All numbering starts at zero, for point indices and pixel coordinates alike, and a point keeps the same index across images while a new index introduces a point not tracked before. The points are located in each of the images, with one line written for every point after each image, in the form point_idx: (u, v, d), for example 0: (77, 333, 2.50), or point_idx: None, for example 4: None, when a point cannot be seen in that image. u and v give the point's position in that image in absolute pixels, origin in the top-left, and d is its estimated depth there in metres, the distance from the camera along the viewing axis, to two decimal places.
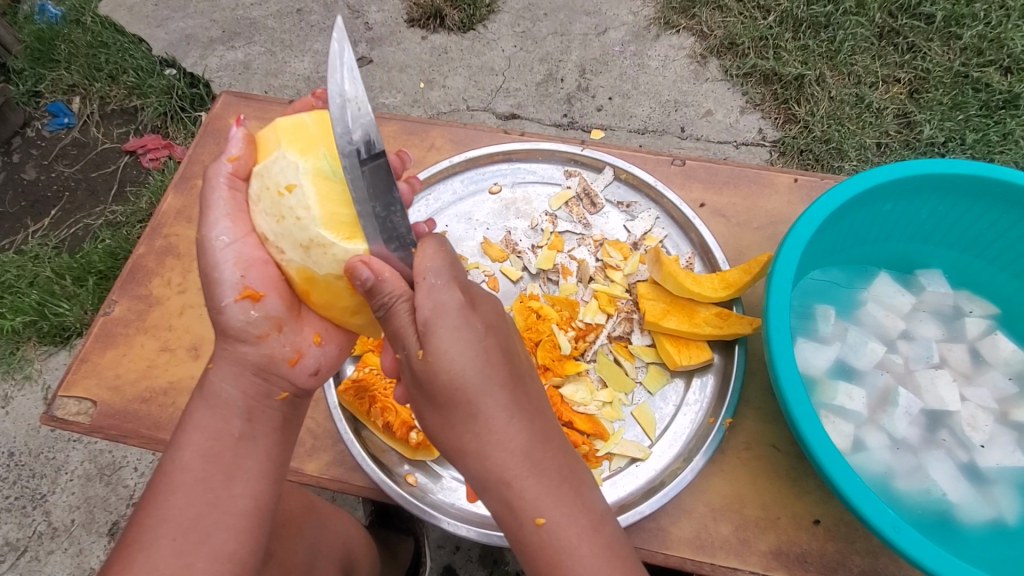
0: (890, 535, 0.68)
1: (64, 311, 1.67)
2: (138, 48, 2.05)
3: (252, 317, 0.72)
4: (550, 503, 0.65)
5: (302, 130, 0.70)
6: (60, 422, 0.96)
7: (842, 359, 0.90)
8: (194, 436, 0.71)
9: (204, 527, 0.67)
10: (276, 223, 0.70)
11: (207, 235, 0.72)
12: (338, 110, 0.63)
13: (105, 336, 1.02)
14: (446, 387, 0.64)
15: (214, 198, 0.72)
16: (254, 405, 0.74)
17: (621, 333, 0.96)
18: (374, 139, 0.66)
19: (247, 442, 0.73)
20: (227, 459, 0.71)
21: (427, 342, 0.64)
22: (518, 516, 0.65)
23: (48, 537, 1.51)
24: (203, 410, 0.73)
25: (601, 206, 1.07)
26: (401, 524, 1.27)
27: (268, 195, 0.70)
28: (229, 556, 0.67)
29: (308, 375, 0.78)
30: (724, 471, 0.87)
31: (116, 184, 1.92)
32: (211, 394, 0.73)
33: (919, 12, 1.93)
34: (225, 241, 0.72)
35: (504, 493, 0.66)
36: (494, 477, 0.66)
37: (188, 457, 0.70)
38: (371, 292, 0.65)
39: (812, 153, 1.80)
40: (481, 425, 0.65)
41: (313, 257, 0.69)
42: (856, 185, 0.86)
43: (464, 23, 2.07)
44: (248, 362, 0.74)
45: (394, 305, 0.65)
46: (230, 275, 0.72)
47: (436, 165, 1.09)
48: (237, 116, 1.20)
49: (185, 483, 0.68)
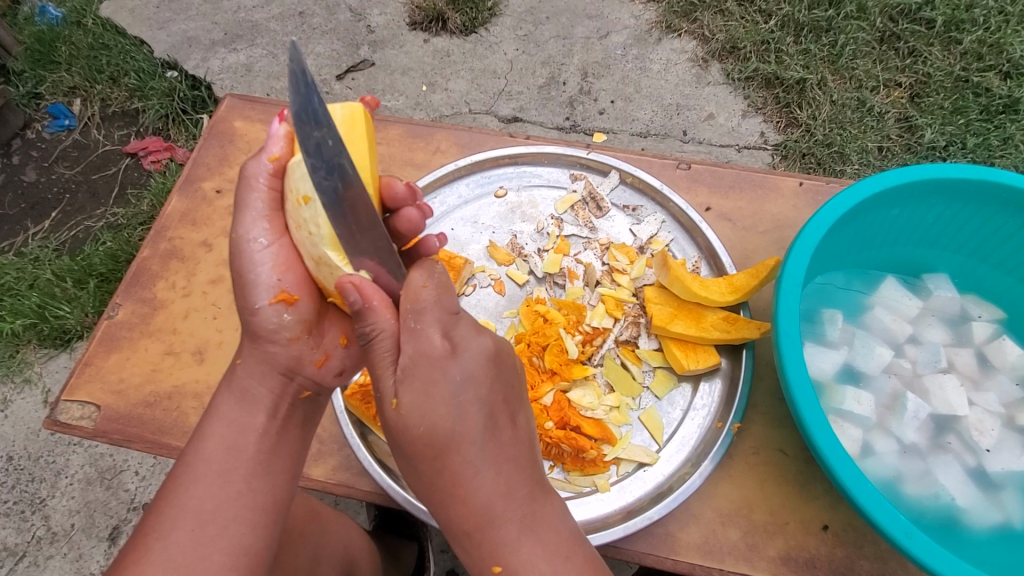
0: (901, 541, 0.68)
1: (64, 314, 1.66)
2: (139, 50, 2.04)
3: (286, 321, 0.72)
4: (511, 552, 0.64)
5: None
6: (63, 426, 0.95)
7: (850, 364, 0.89)
8: (219, 427, 0.72)
9: (222, 521, 0.67)
10: (295, 228, 0.69)
11: (243, 235, 0.71)
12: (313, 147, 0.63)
13: (108, 340, 1.01)
14: (411, 441, 0.63)
15: (249, 197, 0.71)
16: (280, 402, 0.74)
17: (628, 337, 0.96)
18: (349, 172, 0.65)
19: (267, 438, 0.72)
20: (250, 454, 0.71)
21: (401, 392, 0.63)
22: (478, 561, 0.66)
23: (47, 542, 1.50)
24: (229, 402, 0.73)
25: (607, 210, 1.07)
26: (404, 528, 1.27)
27: (290, 197, 0.69)
28: (246, 549, 0.67)
29: (332, 376, 0.78)
30: (733, 476, 0.87)
31: (116, 187, 1.91)
32: (236, 387, 0.73)
33: (919, 17, 1.93)
34: (263, 244, 0.71)
35: (465, 542, 0.66)
36: (455, 525, 0.66)
37: (214, 449, 0.70)
38: (358, 316, 0.64)
39: (814, 157, 1.81)
40: (445, 473, 0.64)
41: (323, 272, 0.70)
42: (863, 189, 0.86)
43: (465, 26, 2.08)
44: (274, 361, 0.73)
45: (376, 340, 0.65)
46: (266, 277, 0.71)
47: (441, 169, 1.08)
48: (241, 119, 1.20)
49: (208, 472, 0.69)
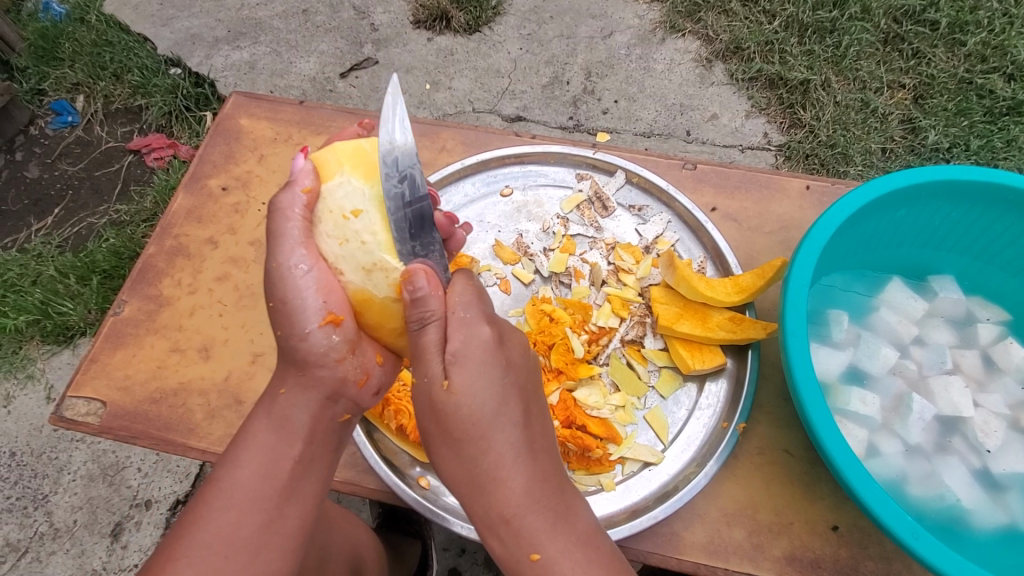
0: (908, 542, 0.68)
1: (67, 311, 1.67)
2: (143, 47, 2.05)
3: (335, 341, 0.73)
4: (547, 540, 0.65)
5: (362, 156, 0.74)
6: (69, 423, 0.95)
7: (855, 365, 0.89)
8: (256, 455, 0.71)
9: (254, 548, 0.67)
10: (338, 245, 0.72)
11: (285, 262, 0.71)
12: (387, 155, 0.70)
13: (114, 336, 1.01)
14: (461, 422, 0.66)
15: (284, 227, 0.71)
16: (320, 426, 0.74)
17: (634, 336, 0.96)
18: (418, 182, 0.71)
19: (302, 463, 0.73)
20: (284, 480, 0.71)
21: (452, 373, 0.67)
22: (514, 553, 0.66)
23: (49, 538, 1.50)
24: (268, 430, 0.73)
25: (612, 209, 1.07)
26: (407, 527, 1.27)
27: (330, 218, 0.72)
28: (274, 574, 0.68)
29: (371, 395, 0.79)
30: (737, 476, 0.87)
31: (120, 184, 1.92)
32: (275, 411, 0.73)
33: (923, 18, 1.93)
34: (305, 269, 0.71)
35: (503, 532, 0.66)
36: (494, 513, 0.67)
37: (248, 478, 0.70)
38: (414, 304, 0.69)
39: (818, 157, 1.81)
40: (485, 460, 0.66)
41: (375, 280, 0.72)
42: (871, 190, 0.86)
43: (469, 25, 2.08)
44: (318, 383, 0.74)
45: (426, 327, 0.69)
46: (312, 301, 0.71)
47: (447, 168, 1.09)
48: (247, 117, 1.20)
49: (242, 502, 0.69)
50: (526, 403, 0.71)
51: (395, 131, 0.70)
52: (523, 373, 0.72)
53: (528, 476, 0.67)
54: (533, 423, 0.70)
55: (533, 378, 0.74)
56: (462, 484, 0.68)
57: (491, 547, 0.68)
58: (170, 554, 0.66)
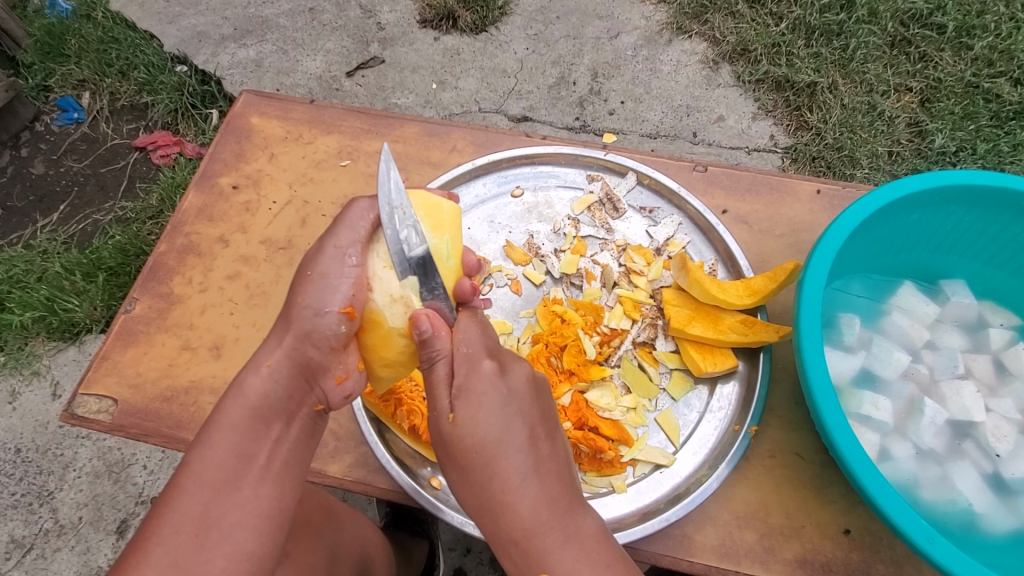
0: (924, 546, 0.68)
1: (73, 307, 1.67)
2: (149, 44, 2.05)
3: (340, 331, 0.73)
4: (555, 559, 0.66)
5: (437, 210, 0.78)
6: (80, 420, 0.95)
7: (867, 368, 0.89)
8: (229, 433, 0.71)
9: (226, 526, 0.67)
10: (383, 264, 0.74)
11: (340, 248, 0.75)
12: (388, 215, 0.70)
13: (126, 334, 1.01)
14: (466, 450, 0.67)
15: (354, 220, 0.76)
16: (295, 406, 0.75)
17: (645, 338, 0.96)
18: (419, 236, 0.73)
19: (280, 444, 0.73)
20: (259, 459, 0.71)
21: (458, 406, 0.68)
22: (526, 571, 0.67)
23: (54, 535, 1.50)
24: (241, 409, 0.73)
25: (623, 211, 1.07)
26: (415, 526, 1.27)
27: (387, 238, 0.75)
28: (248, 556, 0.67)
29: (342, 398, 0.77)
30: (748, 479, 0.87)
31: (126, 181, 1.92)
32: (250, 389, 0.74)
33: (930, 22, 1.93)
34: (353, 262, 0.74)
35: (513, 550, 0.68)
36: (505, 534, 0.68)
37: (221, 456, 0.70)
38: (423, 343, 0.70)
39: (824, 160, 1.81)
40: (494, 482, 0.67)
41: (393, 309, 0.73)
42: (886, 195, 0.86)
43: (476, 25, 2.08)
44: (305, 364, 0.74)
45: (435, 364, 0.70)
46: (344, 289, 0.73)
47: (458, 168, 1.08)
48: (257, 115, 1.20)
49: (215, 482, 0.69)
50: (532, 423, 0.70)
51: (392, 190, 0.71)
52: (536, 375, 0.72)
53: (537, 495, 0.67)
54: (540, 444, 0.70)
55: (541, 400, 0.74)
56: (474, 501, 0.69)
57: (504, 561, 0.69)
58: (145, 531, 0.66)
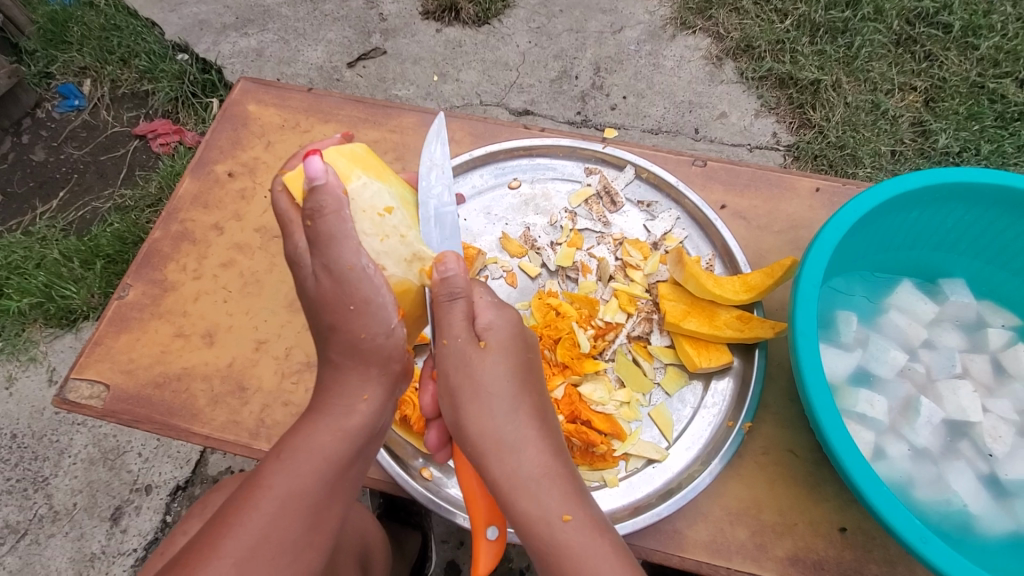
0: (917, 546, 0.67)
1: (70, 294, 1.66)
2: (150, 32, 2.03)
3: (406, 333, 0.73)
4: (575, 503, 0.65)
5: (363, 160, 0.79)
6: (72, 405, 0.95)
7: (863, 367, 0.89)
8: (319, 463, 0.69)
9: (299, 550, 0.67)
10: (378, 241, 0.75)
11: (357, 264, 0.68)
12: (428, 168, 0.81)
13: (119, 320, 1.01)
14: (496, 380, 0.67)
15: (339, 225, 0.68)
16: (378, 431, 0.74)
17: (640, 333, 0.96)
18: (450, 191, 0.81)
19: (357, 470, 0.73)
20: (338, 485, 0.71)
21: (487, 335, 0.70)
22: (542, 516, 0.63)
23: (49, 520, 1.50)
24: (336, 440, 0.70)
25: (621, 204, 1.06)
26: (407, 517, 1.28)
27: (366, 217, 0.75)
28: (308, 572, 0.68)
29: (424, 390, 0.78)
30: (742, 475, 0.87)
31: (125, 168, 1.91)
32: (349, 423, 0.71)
33: (936, 20, 1.92)
34: (374, 267, 0.69)
35: (531, 492, 0.64)
36: (518, 473, 0.65)
37: (309, 482, 0.68)
38: (447, 280, 0.69)
39: (826, 158, 1.80)
40: (517, 418, 0.67)
41: (415, 270, 0.75)
42: (885, 191, 0.85)
43: (479, 17, 2.06)
44: (390, 380, 0.73)
45: (456, 301, 0.69)
46: (389, 296, 0.70)
47: (456, 159, 1.08)
48: (255, 103, 1.19)
49: (298, 508, 0.67)
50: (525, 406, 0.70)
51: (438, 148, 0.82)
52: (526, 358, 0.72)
53: (551, 443, 0.68)
54: (547, 399, 0.72)
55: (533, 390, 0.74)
56: (490, 439, 0.66)
57: (514, 508, 0.64)
58: (216, 551, 0.63)
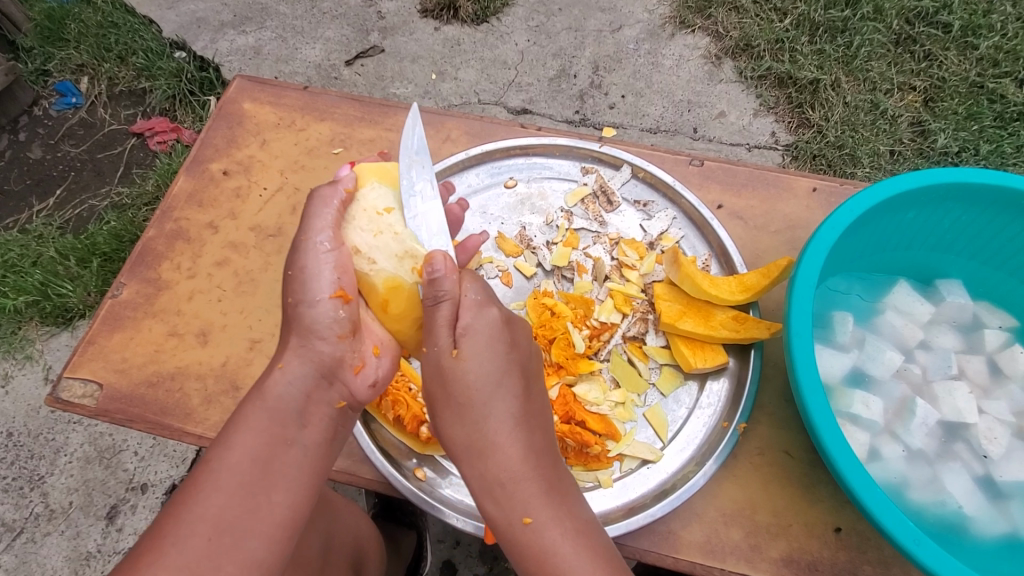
0: (910, 548, 0.67)
1: (66, 292, 1.66)
2: (148, 30, 2.02)
3: (339, 316, 0.73)
4: (539, 506, 0.66)
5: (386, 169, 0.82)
6: (65, 404, 0.95)
7: (859, 367, 0.88)
8: (248, 436, 0.67)
9: (239, 533, 0.62)
10: (371, 236, 0.77)
11: (310, 239, 0.74)
12: (406, 166, 0.80)
13: (112, 319, 1.00)
14: (466, 388, 0.67)
15: (320, 210, 0.76)
16: (311, 408, 0.72)
17: (635, 333, 0.95)
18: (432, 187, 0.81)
19: (297, 449, 0.69)
20: (276, 464, 0.67)
21: (463, 342, 0.68)
22: (506, 517, 0.66)
23: (45, 519, 1.50)
24: (259, 411, 0.69)
25: (617, 204, 1.06)
26: (402, 517, 1.27)
27: (365, 215, 0.78)
28: (260, 565, 0.63)
29: (366, 386, 0.77)
30: (736, 476, 0.87)
31: (122, 166, 1.91)
32: (267, 391, 0.71)
33: (936, 20, 1.91)
34: (327, 248, 0.74)
35: (496, 494, 0.66)
36: (489, 478, 0.67)
37: (235, 457, 0.66)
38: (432, 283, 0.70)
39: (824, 158, 1.79)
40: (486, 424, 0.67)
41: (405, 267, 0.77)
42: (882, 191, 0.85)
43: (477, 15, 2.06)
44: (319, 359, 0.73)
45: (439, 304, 0.69)
46: (327, 275, 0.73)
47: (451, 158, 1.07)
48: (250, 101, 1.18)
49: (231, 487, 0.64)
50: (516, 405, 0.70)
51: (414, 143, 0.81)
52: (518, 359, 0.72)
53: (525, 446, 0.67)
54: (532, 398, 0.72)
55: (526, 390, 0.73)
56: (460, 445, 0.68)
57: (484, 508, 0.68)
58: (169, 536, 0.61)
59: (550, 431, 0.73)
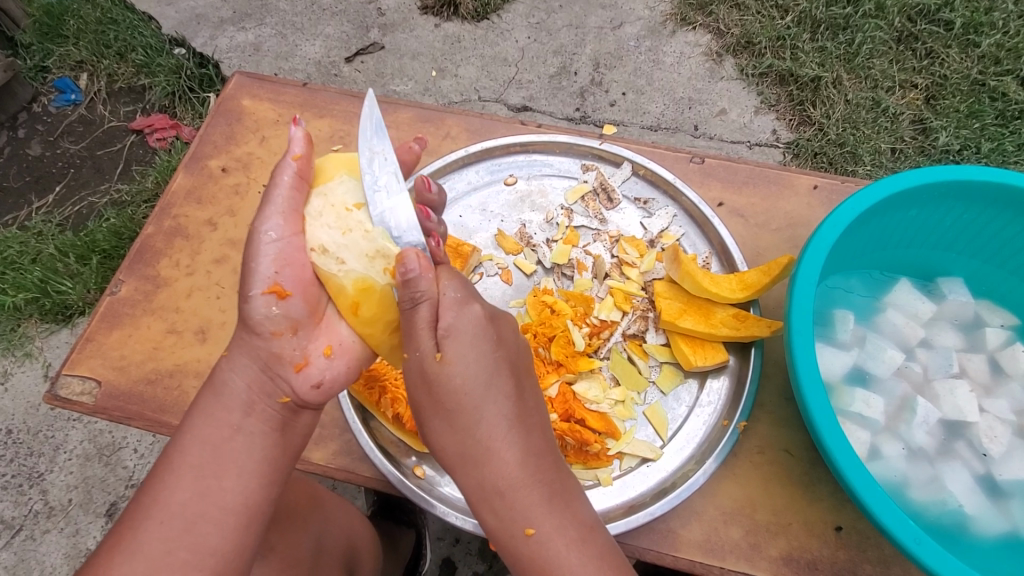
0: (911, 547, 0.67)
1: (65, 290, 1.65)
2: (148, 26, 2.01)
3: (272, 313, 0.73)
4: (540, 514, 0.66)
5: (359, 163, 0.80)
6: (63, 402, 0.95)
7: (860, 366, 0.88)
8: (205, 427, 0.72)
9: (196, 519, 0.66)
10: (340, 235, 0.75)
11: (257, 228, 0.74)
12: (367, 160, 0.76)
13: (111, 316, 1.00)
14: (454, 392, 0.67)
15: (272, 195, 0.76)
16: (255, 399, 0.74)
17: (635, 331, 0.95)
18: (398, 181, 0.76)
19: (242, 437, 0.72)
20: (225, 452, 0.70)
21: (445, 345, 0.67)
22: (508, 529, 0.66)
23: (44, 516, 1.50)
24: (211, 400, 0.74)
25: (618, 201, 1.06)
26: (402, 515, 1.27)
27: (331, 211, 0.76)
28: (214, 549, 0.66)
29: (309, 386, 0.76)
30: (736, 474, 0.86)
31: (122, 163, 1.90)
32: (217, 381, 0.75)
33: (938, 18, 1.90)
34: (271, 237, 0.74)
35: (497, 505, 0.67)
36: (488, 488, 0.67)
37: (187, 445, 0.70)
38: (407, 283, 0.68)
39: (826, 156, 1.79)
40: (480, 431, 0.67)
41: (376, 267, 0.74)
42: (883, 189, 0.84)
43: (477, 12, 2.05)
44: (256, 352, 0.74)
45: (417, 306, 0.68)
46: (265, 269, 0.74)
47: (451, 155, 1.07)
48: (249, 98, 1.18)
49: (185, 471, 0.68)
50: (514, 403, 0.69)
51: (374, 135, 0.77)
52: (513, 356, 0.72)
53: (522, 448, 0.67)
54: (529, 396, 0.71)
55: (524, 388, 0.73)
56: (455, 457, 0.68)
57: (485, 520, 0.68)
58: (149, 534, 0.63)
59: (548, 429, 0.73)
